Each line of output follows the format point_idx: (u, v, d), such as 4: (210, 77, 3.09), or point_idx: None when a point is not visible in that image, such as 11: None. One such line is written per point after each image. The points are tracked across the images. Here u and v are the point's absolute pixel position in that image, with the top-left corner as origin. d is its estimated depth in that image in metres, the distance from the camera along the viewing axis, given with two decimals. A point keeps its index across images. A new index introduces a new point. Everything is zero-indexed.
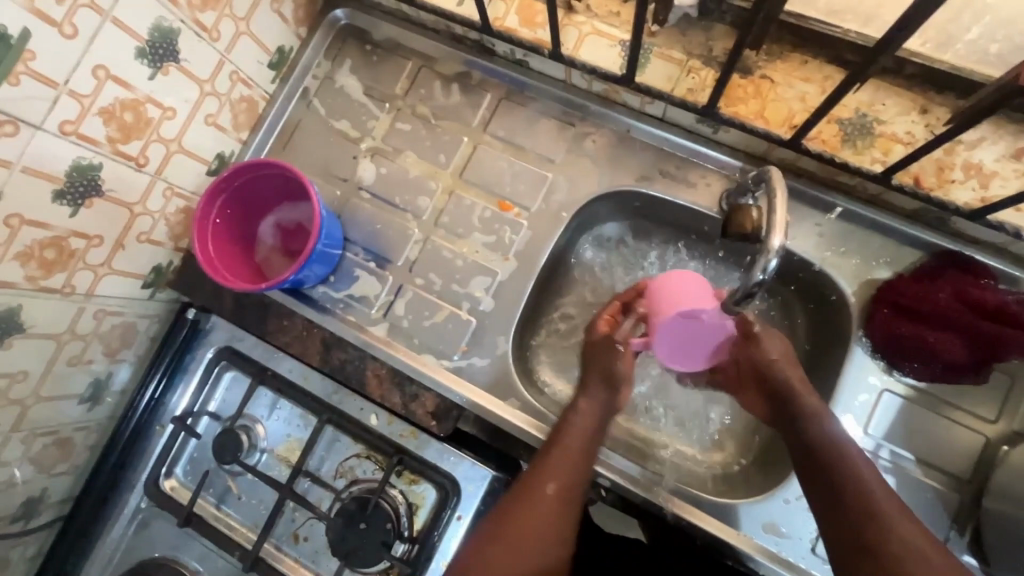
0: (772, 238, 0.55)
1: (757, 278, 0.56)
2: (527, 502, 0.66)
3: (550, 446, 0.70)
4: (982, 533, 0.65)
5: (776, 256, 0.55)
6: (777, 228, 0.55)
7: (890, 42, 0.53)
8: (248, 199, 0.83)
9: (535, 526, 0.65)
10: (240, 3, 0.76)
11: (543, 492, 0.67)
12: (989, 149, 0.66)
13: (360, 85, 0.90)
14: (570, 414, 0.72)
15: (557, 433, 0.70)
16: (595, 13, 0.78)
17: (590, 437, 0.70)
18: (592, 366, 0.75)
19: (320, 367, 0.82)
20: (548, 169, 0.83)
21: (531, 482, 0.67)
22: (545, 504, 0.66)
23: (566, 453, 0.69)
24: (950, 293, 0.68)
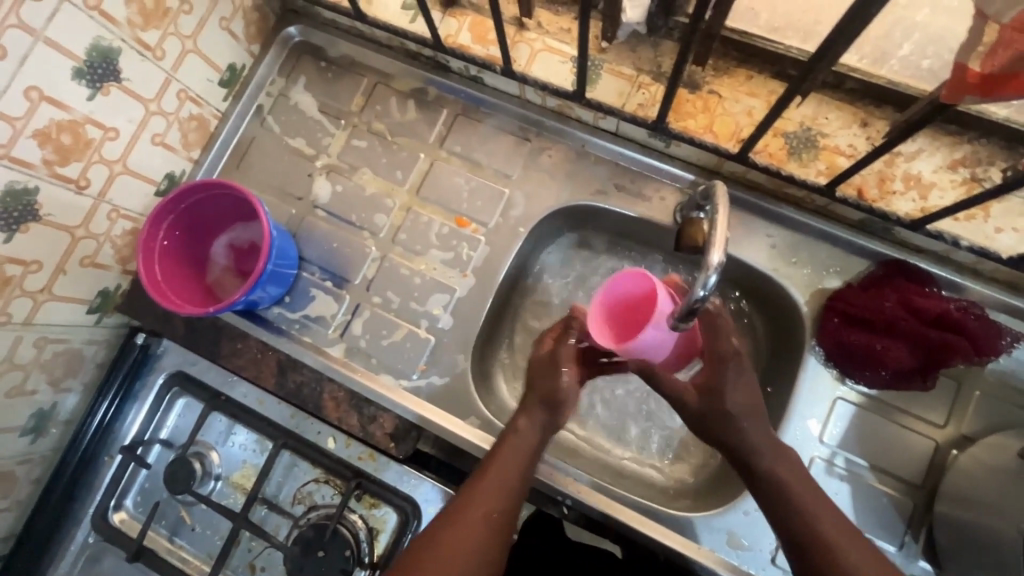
0: (711, 255, 0.56)
1: (699, 294, 0.57)
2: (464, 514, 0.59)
3: (488, 462, 0.63)
4: (935, 538, 0.66)
5: (716, 273, 0.56)
6: (717, 245, 0.56)
7: (825, 58, 0.54)
8: (198, 219, 0.81)
9: (468, 543, 0.57)
10: (186, 20, 0.75)
11: (473, 514, 0.59)
12: (927, 161, 0.67)
13: (315, 102, 0.89)
14: (514, 424, 0.66)
15: (499, 444, 0.65)
16: (546, 29, 0.78)
17: (532, 449, 0.64)
18: (535, 386, 0.67)
19: (275, 390, 0.80)
20: (505, 184, 0.82)
21: (468, 496, 0.61)
22: (485, 518, 0.59)
23: (506, 465, 0.63)
24: (896, 301, 0.69)
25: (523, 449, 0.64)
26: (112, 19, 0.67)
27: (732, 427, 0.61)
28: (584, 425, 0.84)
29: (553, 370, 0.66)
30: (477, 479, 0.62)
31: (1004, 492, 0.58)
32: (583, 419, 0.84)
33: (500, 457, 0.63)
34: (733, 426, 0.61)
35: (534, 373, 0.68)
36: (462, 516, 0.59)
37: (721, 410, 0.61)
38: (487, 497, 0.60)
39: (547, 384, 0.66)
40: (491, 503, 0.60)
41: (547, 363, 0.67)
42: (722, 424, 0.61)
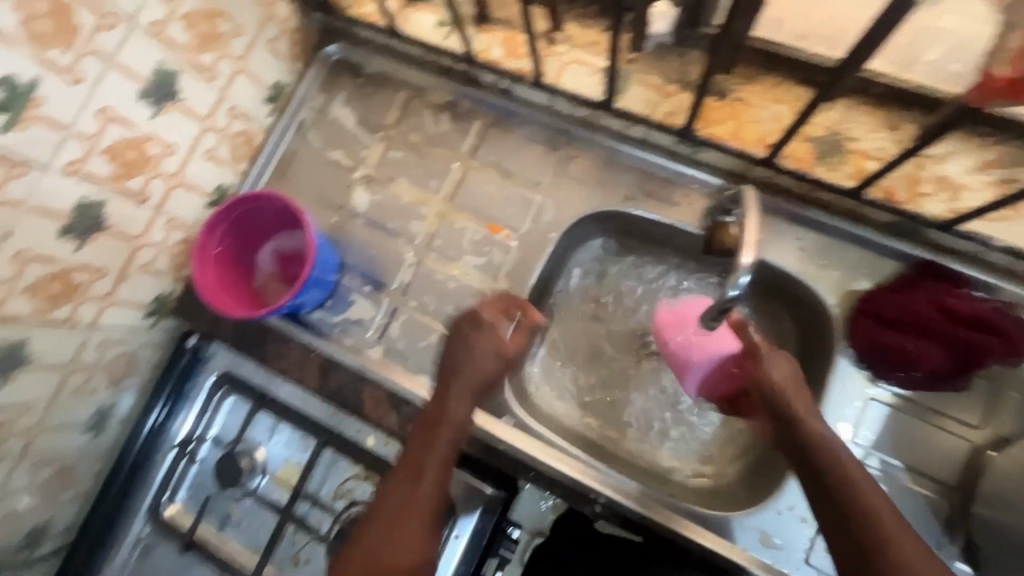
0: (742, 256, 0.58)
1: (732, 293, 0.61)
2: (393, 516, 0.65)
3: (409, 462, 0.69)
4: (973, 539, 0.66)
5: (746, 273, 0.58)
6: (748, 246, 0.58)
7: (852, 64, 0.56)
8: (247, 228, 0.86)
9: (400, 542, 0.64)
10: (237, 43, 0.80)
11: (405, 507, 0.66)
12: (957, 163, 0.68)
13: (354, 116, 0.94)
14: (432, 421, 0.70)
15: (421, 438, 0.70)
16: (575, 42, 0.81)
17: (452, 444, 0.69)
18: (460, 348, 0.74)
19: (318, 390, 0.83)
20: (536, 192, 0.85)
21: (394, 503, 0.66)
22: (411, 518, 0.65)
23: (426, 463, 0.68)
24: (929, 302, 0.69)
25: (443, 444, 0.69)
26: (173, 44, 0.72)
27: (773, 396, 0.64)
28: (614, 425, 0.85)
29: (473, 358, 0.73)
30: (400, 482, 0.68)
31: None
32: (614, 420, 0.85)
33: (420, 454, 0.68)
34: (792, 403, 0.63)
35: (464, 351, 0.73)
36: (393, 516, 0.65)
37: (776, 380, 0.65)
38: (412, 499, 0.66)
39: (464, 377, 0.72)
40: (415, 503, 0.66)
41: (472, 342, 0.74)
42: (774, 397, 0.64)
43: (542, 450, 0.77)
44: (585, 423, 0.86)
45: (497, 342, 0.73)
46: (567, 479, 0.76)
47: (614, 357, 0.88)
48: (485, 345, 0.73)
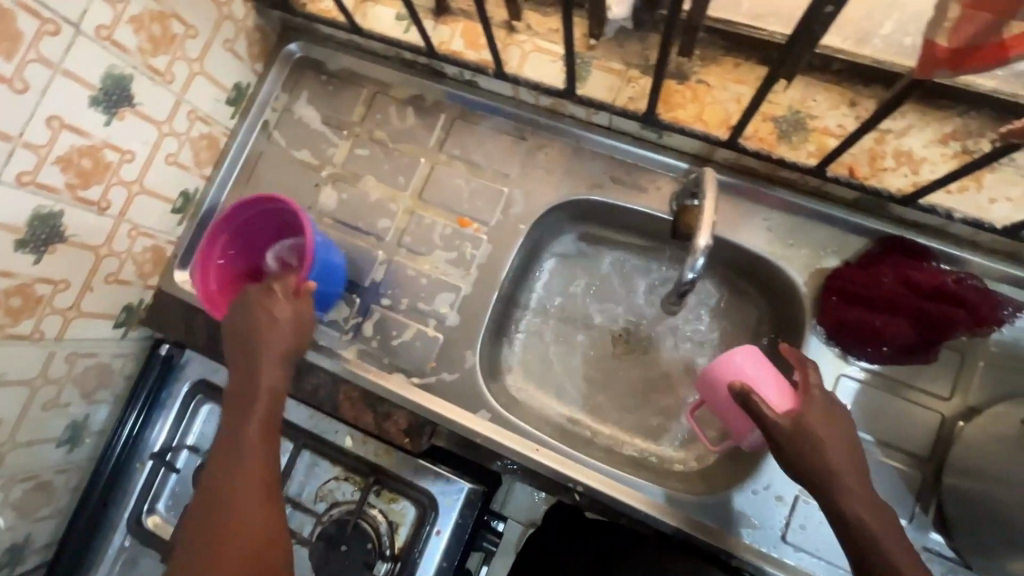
0: (699, 239, 0.61)
1: (689, 275, 0.63)
2: (216, 497, 0.63)
3: (223, 440, 0.67)
4: (945, 508, 0.67)
5: (703, 256, 0.61)
6: (705, 229, 0.61)
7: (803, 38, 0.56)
8: (248, 235, 0.84)
9: (226, 524, 0.62)
10: (192, 45, 0.79)
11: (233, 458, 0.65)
12: (917, 136, 0.68)
13: (319, 115, 0.92)
14: (242, 396, 0.68)
15: (233, 408, 0.68)
16: (535, 31, 0.80)
17: (267, 410, 0.68)
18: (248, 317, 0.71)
19: (293, 393, 0.83)
20: (504, 183, 0.85)
21: (213, 487, 0.64)
22: (237, 495, 0.63)
23: (240, 435, 0.66)
24: (893, 277, 0.70)
25: (257, 413, 0.67)
26: (123, 47, 0.70)
27: (803, 451, 0.59)
28: (593, 414, 0.85)
29: (267, 329, 0.70)
30: (216, 464, 0.65)
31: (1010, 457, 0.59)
32: (593, 408, 0.85)
33: (235, 428, 0.67)
34: (831, 468, 0.58)
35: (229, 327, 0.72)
36: (213, 499, 0.63)
37: (819, 439, 0.59)
38: (229, 477, 0.64)
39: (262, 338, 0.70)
40: (238, 480, 0.64)
41: (241, 313, 0.71)
42: (817, 461, 0.59)
43: (519, 442, 0.77)
44: (563, 412, 0.85)
45: (272, 317, 0.70)
46: (547, 471, 0.76)
47: (591, 346, 0.88)
48: (279, 317, 0.70)
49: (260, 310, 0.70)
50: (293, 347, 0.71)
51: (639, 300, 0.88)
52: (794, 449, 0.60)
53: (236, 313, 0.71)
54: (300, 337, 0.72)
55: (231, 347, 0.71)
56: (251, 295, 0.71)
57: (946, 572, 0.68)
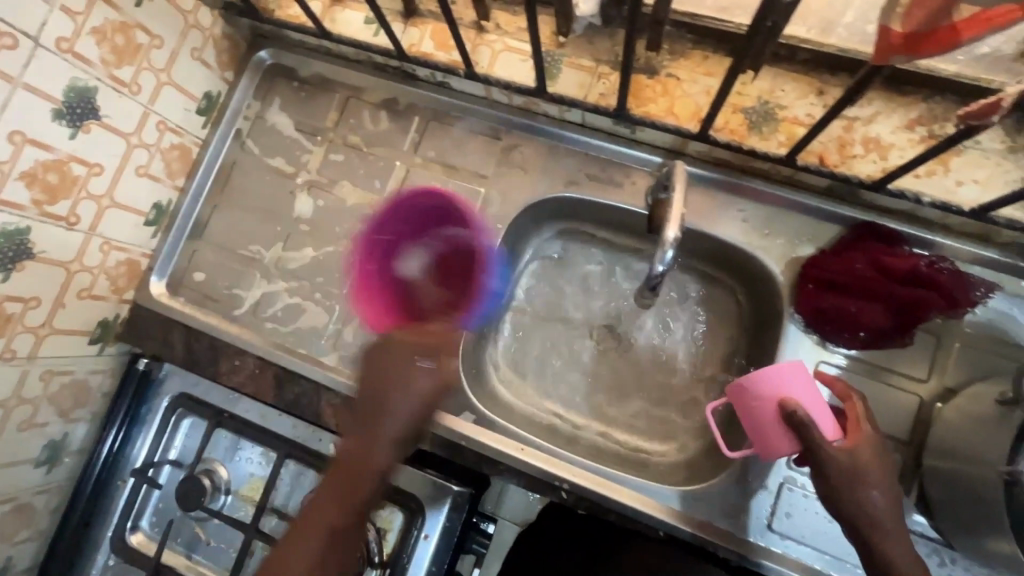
0: (667, 232, 0.62)
1: (660, 268, 0.63)
2: (300, 543, 0.63)
3: (323, 491, 0.65)
4: (926, 489, 0.68)
5: (671, 248, 0.62)
6: (672, 221, 0.62)
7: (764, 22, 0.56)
8: (406, 230, 0.82)
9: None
10: (158, 54, 0.78)
11: (319, 518, 0.64)
12: (885, 123, 0.68)
13: (291, 121, 0.92)
14: (353, 459, 0.65)
15: (335, 466, 0.66)
16: (505, 30, 0.80)
17: (375, 480, 0.65)
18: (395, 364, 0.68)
19: (275, 403, 0.82)
20: (481, 184, 0.85)
21: (301, 532, 0.63)
22: (320, 556, 0.62)
23: (339, 497, 0.64)
24: (866, 263, 0.70)
25: (361, 480, 0.64)
26: (86, 59, 0.70)
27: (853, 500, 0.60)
28: (578, 411, 0.85)
29: (399, 395, 0.67)
30: (311, 511, 0.64)
31: (986, 437, 0.60)
32: (577, 405, 0.85)
33: (337, 486, 0.64)
34: (877, 520, 0.59)
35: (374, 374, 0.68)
36: (297, 542, 0.63)
37: (874, 478, 0.60)
38: (319, 534, 0.63)
39: (399, 403, 0.67)
40: (325, 539, 0.63)
41: (374, 366, 0.68)
42: (860, 496, 0.60)
43: (503, 443, 0.77)
44: (548, 411, 0.85)
45: (411, 382, 0.67)
46: (532, 470, 0.76)
47: (574, 343, 0.87)
48: (418, 385, 0.67)
49: (452, 364, 0.69)
50: (421, 418, 0.68)
51: (620, 296, 0.88)
52: (844, 497, 0.60)
53: (373, 364, 0.68)
54: (429, 407, 0.69)
55: (360, 402, 0.68)
56: (405, 342, 0.69)
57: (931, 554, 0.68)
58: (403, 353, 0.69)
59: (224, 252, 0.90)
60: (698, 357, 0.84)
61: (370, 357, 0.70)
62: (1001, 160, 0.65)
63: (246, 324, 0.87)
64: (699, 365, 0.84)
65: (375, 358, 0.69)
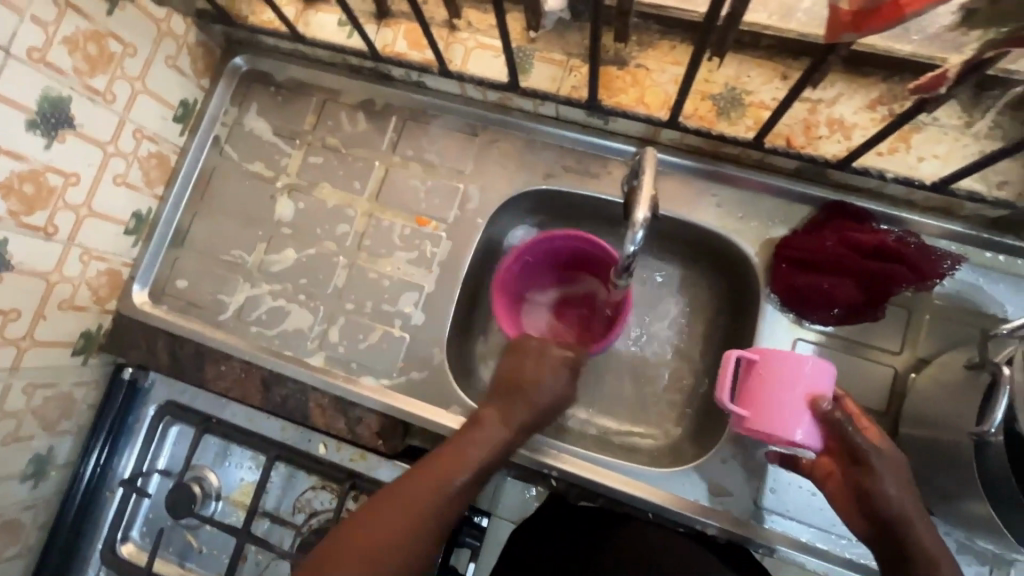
0: (637, 213, 0.62)
1: (630, 249, 0.65)
2: (410, 501, 0.61)
3: (442, 455, 0.65)
4: (904, 457, 0.69)
5: (642, 228, 0.62)
6: (643, 202, 0.62)
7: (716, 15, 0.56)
8: (567, 255, 0.87)
9: (408, 538, 0.59)
10: (131, 63, 0.78)
11: (422, 495, 0.62)
12: (848, 103, 0.70)
13: (269, 126, 0.92)
14: (471, 447, 0.67)
15: (453, 451, 0.66)
16: (476, 28, 0.82)
17: (492, 460, 0.67)
18: (528, 369, 0.74)
19: (263, 406, 0.82)
20: (460, 180, 0.86)
21: (413, 489, 0.62)
22: (430, 521, 0.61)
23: (462, 463, 0.65)
24: (837, 240, 0.72)
25: (484, 454, 0.67)
26: (58, 69, 0.70)
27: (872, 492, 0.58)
28: None
29: (539, 393, 0.73)
30: (422, 471, 0.64)
31: (957, 401, 0.62)
32: None
33: (461, 453, 0.66)
34: (902, 513, 0.57)
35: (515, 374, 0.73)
36: (405, 498, 0.61)
37: (890, 460, 0.59)
38: (438, 496, 0.62)
39: (535, 404, 0.72)
40: (440, 503, 0.62)
41: (526, 364, 0.74)
42: (876, 478, 0.58)
43: None
44: None
45: (550, 389, 0.74)
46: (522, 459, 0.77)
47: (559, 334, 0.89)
48: (554, 386, 0.74)
49: (563, 369, 0.75)
50: (539, 422, 0.73)
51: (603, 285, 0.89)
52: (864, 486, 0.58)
53: (521, 358, 0.74)
54: (547, 418, 0.74)
55: (494, 392, 0.73)
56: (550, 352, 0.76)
57: None
58: (526, 349, 0.75)
59: (206, 258, 0.90)
60: (680, 341, 0.86)
61: (507, 357, 0.76)
62: (958, 136, 0.68)
63: (231, 328, 0.87)
64: (681, 349, 0.86)
65: (526, 353, 0.75)
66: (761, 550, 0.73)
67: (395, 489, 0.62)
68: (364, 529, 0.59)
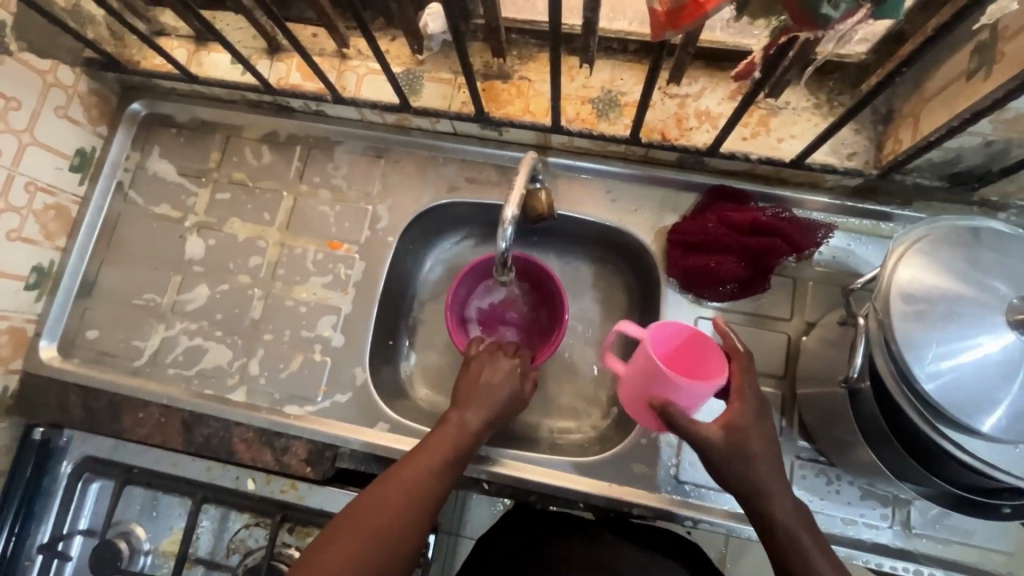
0: (506, 211, 0.67)
1: (504, 246, 0.69)
2: (369, 514, 0.61)
3: (401, 465, 0.65)
4: (804, 416, 0.74)
5: (512, 224, 0.67)
6: (511, 200, 0.67)
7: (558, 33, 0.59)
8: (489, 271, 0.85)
9: (374, 549, 0.59)
10: (16, 116, 0.77)
11: (389, 501, 0.62)
12: (711, 96, 0.76)
13: (173, 167, 0.92)
14: (437, 447, 0.67)
15: (419, 454, 0.66)
16: (366, 55, 0.85)
17: (458, 458, 0.67)
18: (485, 373, 0.73)
19: (185, 448, 0.81)
20: (368, 202, 0.88)
21: (369, 505, 0.62)
22: (395, 530, 0.61)
23: (419, 471, 0.64)
24: (716, 221, 0.77)
25: (444, 456, 0.66)
26: None
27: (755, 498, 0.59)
28: None
29: (495, 391, 0.72)
30: (381, 485, 0.63)
31: (836, 355, 0.67)
32: None
33: (419, 458, 0.65)
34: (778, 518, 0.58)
35: (474, 375, 0.73)
36: (365, 513, 0.61)
37: (774, 464, 0.60)
38: (399, 504, 0.62)
39: (494, 400, 0.71)
40: (406, 509, 0.62)
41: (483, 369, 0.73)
42: (750, 479, 0.59)
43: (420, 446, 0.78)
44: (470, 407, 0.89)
45: (504, 383, 0.73)
46: None
47: None
48: (507, 388, 0.73)
49: (507, 373, 0.74)
50: (506, 415, 0.73)
51: None
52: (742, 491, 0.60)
53: (474, 368, 0.73)
54: (511, 410, 0.74)
55: (455, 397, 0.72)
56: (499, 358, 0.75)
57: (819, 474, 0.74)
58: (477, 359, 0.75)
59: (116, 306, 0.88)
60: (597, 333, 0.90)
61: (464, 368, 0.75)
62: (810, 116, 0.74)
63: (147, 374, 0.85)
64: (599, 341, 0.89)
65: (475, 364, 0.74)
66: (688, 522, 0.75)
67: (362, 497, 0.63)
68: (332, 537, 0.60)
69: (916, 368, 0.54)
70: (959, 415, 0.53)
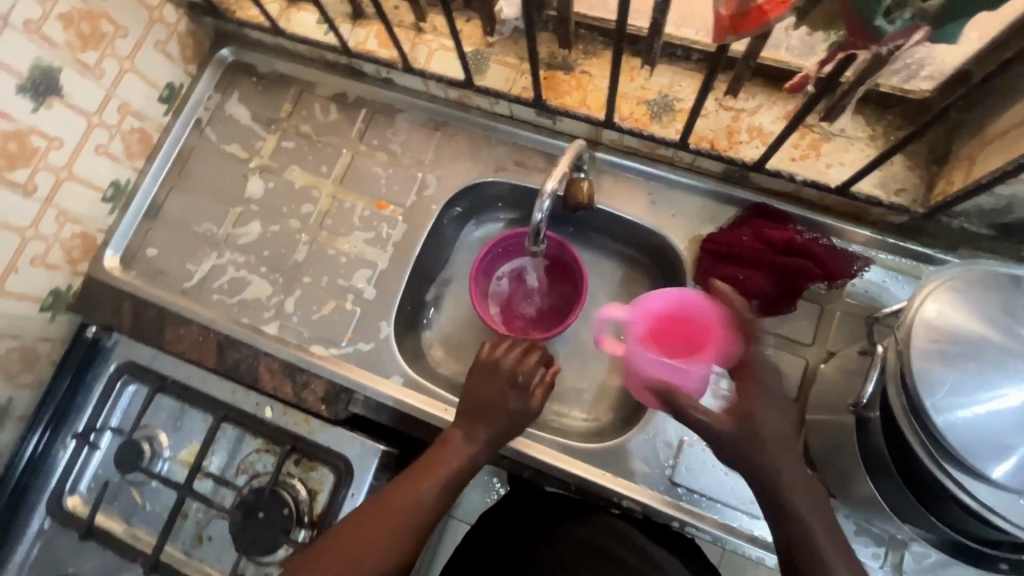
0: (546, 184, 0.69)
1: (538, 218, 0.72)
2: (374, 518, 0.65)
3: (407, 474, 0.69)
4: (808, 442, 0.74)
5: (549, 198, 0.70)
6: (552, 176, 0.70)
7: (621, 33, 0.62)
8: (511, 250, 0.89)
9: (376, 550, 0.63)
10: (122, 43, 0.85)
11: (394, 506, 0.66)
12: (767, 113, 0.77)
13: (248, 112, 0.99)
14: (440, 461, 0.70)
15: (422, 467, 0.70)
16: (441, 32, 0.90)
17: (458, 473, 0.70)
18: (490, 388, 0.74)
19: (216, 368, 0.87)
20: (419, 169, 0.92)
21: (375, 509, 0.66)
22: (398, 536, 0.65)
23: (423, 482, 0.68)
24: (753, 235, 0.78)
25: (446, 470, 0.69)
26: (51, 41, 0.76)
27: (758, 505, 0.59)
28: None
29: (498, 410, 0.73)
30: (393, 488, 0.68)
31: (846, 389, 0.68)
32: None
33: (430, 468, 0.69)
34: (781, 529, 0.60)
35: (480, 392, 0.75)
36: (380, 508, 0.66)
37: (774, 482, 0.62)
38: (417, 495, 0.67)
39: (497, 421, 0.72)
40: (407, 516, 0.66)
41: (486, 384, 0.74)
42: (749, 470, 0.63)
43: (430, 403, 0.83)
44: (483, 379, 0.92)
45: (511, 405, 0.73)
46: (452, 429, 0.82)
47: None
48: (515, 410, 0.73)
49: (510, 389, 0.73)
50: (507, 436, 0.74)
51: None
52: None
53: (479, 382, 0.75)
54: (514, 429, 0.74)
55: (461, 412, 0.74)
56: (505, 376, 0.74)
57: None
58: (482, 370, 0.76)
59: (178, 230, 0.95)
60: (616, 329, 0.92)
61: (471, 379, 0.76)
62: (863, 146, 0.74)
63: (194, 296, 0.91)
64: (616, 336, 0.91)
65: (480, 376, 0.76)
66: (674, 523, 0.76)
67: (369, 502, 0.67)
68: (340, 535, 0.65)
69: (927, 401, 0.54)
70: (967, 456, 0.53)
